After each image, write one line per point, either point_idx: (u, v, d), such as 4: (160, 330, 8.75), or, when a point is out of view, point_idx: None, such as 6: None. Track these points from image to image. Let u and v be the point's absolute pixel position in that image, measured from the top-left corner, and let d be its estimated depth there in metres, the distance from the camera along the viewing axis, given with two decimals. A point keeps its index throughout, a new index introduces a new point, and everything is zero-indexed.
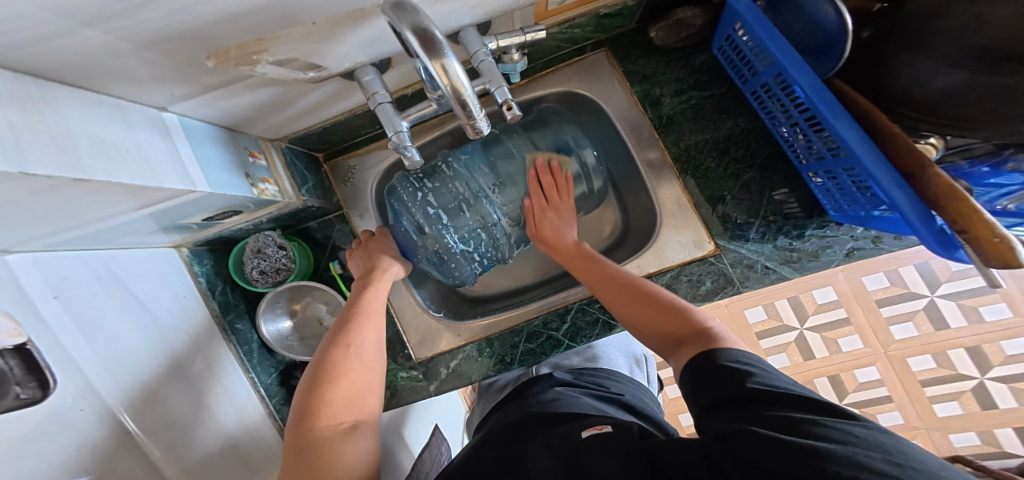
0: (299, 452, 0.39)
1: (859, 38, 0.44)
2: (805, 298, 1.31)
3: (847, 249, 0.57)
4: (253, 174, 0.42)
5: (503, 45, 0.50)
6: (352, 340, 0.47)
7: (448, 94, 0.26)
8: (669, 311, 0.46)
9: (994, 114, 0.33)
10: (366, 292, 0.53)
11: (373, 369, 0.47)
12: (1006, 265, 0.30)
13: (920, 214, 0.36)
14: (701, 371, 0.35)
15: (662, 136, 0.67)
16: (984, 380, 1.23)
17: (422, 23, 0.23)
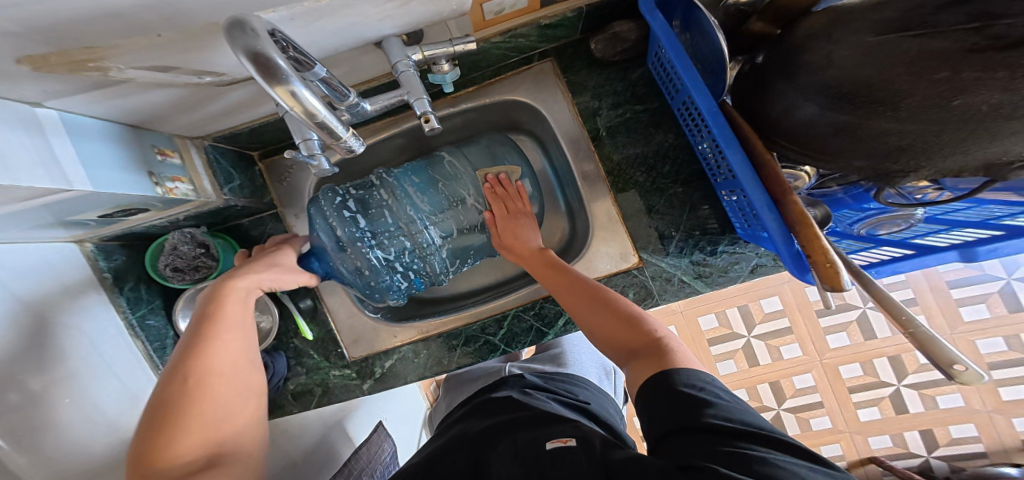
0: None
1: (753, 63, 0.47)
2: (755, 309, 1.40)
3: (751, 265, 0.68)
4: (159, 173, 0.44)
5: (429, 55, 0.51)
6: (190, 368, 0.43)
7: (299, 114, 0.29)
8: (630, 324, 0.49)
9: (860, 145, 0.37)
10: (205, 304, 0.47)
11: (212, 393, 0.43)
12: (833, 287, 0.42)
13: (785, 240, 0.47)
14: (655, 393, 0.39)
15: (598, 149, 0.71)
16: (901, 387, 1.35)
17: (259, 51, 0.24)
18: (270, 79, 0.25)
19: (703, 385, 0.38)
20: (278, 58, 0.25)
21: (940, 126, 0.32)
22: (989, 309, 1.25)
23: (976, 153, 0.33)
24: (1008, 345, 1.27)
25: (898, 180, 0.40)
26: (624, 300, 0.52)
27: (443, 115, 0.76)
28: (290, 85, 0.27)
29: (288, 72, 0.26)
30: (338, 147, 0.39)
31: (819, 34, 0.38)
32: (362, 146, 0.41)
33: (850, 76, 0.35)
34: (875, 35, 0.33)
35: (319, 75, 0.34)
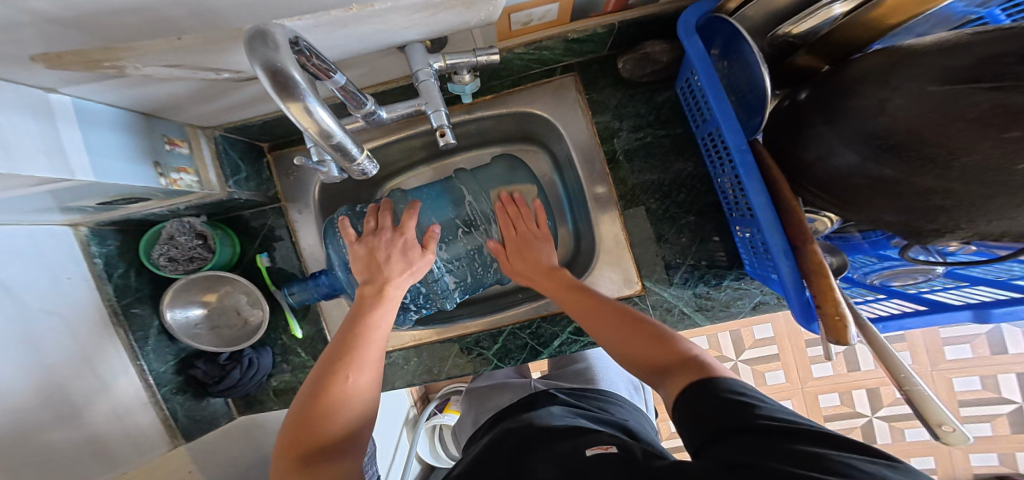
0: None
1: (794, 99, 0.45)
2: (746, 334, 1.36)
3: (754, 302, 0.68)
4: (165, 164, 0.44)
5: (451, 64, 0.50)
6: (350, 372, 0.46)
7: (312, 133, 0.28)
8: (660, 340, 0.47)
9: (891, 197, 0.36)
10: (373, 313, 0.52)
11: (369, 402, 0.46)
12: (839, 341, 0.43)
13: (796, 288, 0.46)
14: (701, 395, 0.38)
15: (612, 172, 0.70)
16: (874, 418, 1.37)
17: (277, 65, 0.23)
18: (286, 98, 0.24)
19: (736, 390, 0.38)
20: (298, 76, 0.24)
21: (991, 190, 0.31)
22: (972, 350, 1.23)
23: (1021, 219, 0.32)
24: (982, 384, 1.26)
25: (933, 239, 0.38)
26: (653, 321, 0.51)
27: (457, 121, 0.74)
28: (306, 103, 0.26)
29: (306, 90, 0.25)
30: (353, 171, 0.40)
31: (870, 78, 0.36)
32: (375, 170, 0.42)
33: (901, 129, 0.33)
34: (935, 84, 0.31)
35: (338, 83, 0.34)
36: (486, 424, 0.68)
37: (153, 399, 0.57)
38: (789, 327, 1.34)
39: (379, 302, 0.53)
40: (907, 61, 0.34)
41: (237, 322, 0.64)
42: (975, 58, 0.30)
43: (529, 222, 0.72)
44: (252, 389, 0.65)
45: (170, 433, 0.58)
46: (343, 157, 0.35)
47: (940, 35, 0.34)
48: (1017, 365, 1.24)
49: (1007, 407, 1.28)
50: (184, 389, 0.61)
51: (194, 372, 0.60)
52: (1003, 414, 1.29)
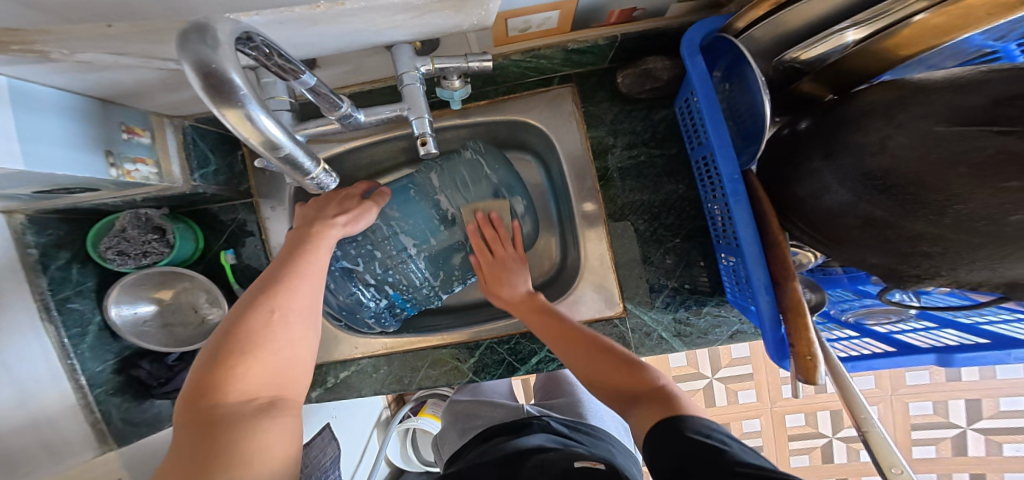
0: (186, 436, 0.33)
1: (793, 130, 0.43)
2: (723, 352, 1.35)
3: (732, 331, 0.67)
4: (118, 153, 0.42)
5: (440, 68, 0.47)
6: (273, 303, 0.41)
7: (252, 142, 0.25)
8: (626, 369, 0.49)
9: (875, 242, 0.35)
10: (305, 252, 0.48)
11: (299, 338, 0.41)
12: (806, 380, 0.41)
13: (772, 322, 0.45)
14: (660, 442, 0.38)
15: (603, 190, 0.68)
16: (834, 439, 1.36)
17: (211, 65, 0.20)
18: (222, 104, 0.22)
19: (711, 432, 0.37)
20: (239, 80, 0.22)
21: (979, 240, 0.29)
22: (929, 376, 1.24)
23: (1004, 271, 0.31)
24: (935, 409, 1.25)
25: (914, 285, 0.37)
26: (608, 341, 0.54)
27: (448, 124, 0.72)
28: (247, 111, 0.23)
29: (246, 96, 0.22)
30: (310, 186, 0.39)
31: (871, 116, 0.34)
32: (334, 183, 0.41)
33: (897, 170, 0.31)
34: (945, 125, 0.29)
35: (307, 84, 0.32)
36: (479, 437, 0.70)
37: (83, 401, 0.56)
38: (764, 347, 1.33)
39: (314, 242, 0.50)
40: (914, 97, 0.32)
41: (193, 320, 0.63)
42: (989, 98, 0.29)
43: (504, 252, 0.70)
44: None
45: (99, 438, 0.57)
46: (294, 170, 0.33)
47: (954, 71, 0.32)
48: (968, 391, 1.24)
49: (954, 431, 1.26)
50: (122, 391, 0.59)
51: (137, 373, 0.60)
52: (948, 438, 1.27)
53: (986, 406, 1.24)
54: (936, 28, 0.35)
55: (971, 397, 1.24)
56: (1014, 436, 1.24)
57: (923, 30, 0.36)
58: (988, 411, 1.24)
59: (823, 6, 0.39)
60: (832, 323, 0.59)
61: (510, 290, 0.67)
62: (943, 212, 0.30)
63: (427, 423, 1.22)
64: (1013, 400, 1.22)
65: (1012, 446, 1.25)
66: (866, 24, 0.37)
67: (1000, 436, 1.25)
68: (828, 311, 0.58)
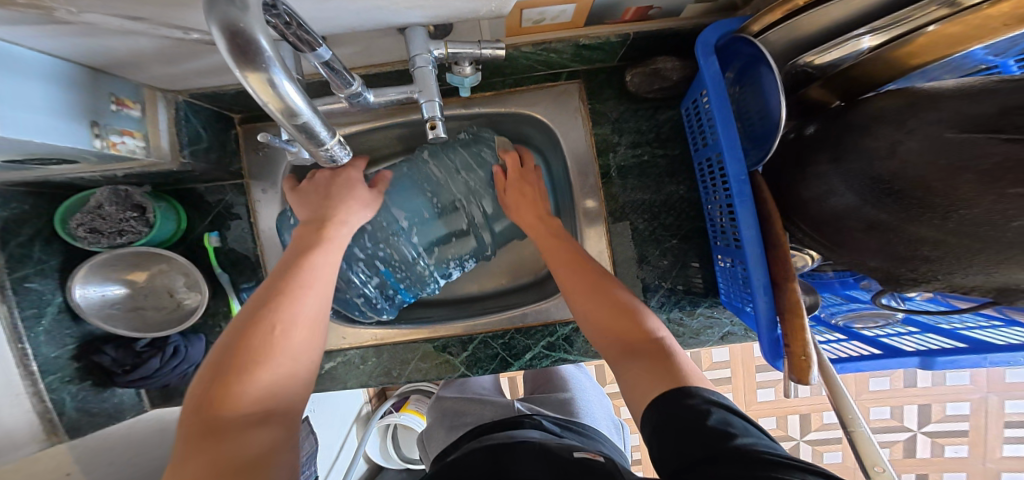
0: (181, 454, 0.31)
1: (800, 134, 0.44)
2: (704, 355, 1.37)
3: (722, 332, 0.69)
4: (104, 125, 0.40)
5: (453, 53, 0.46)
6: (277, 319, 0.41)
7: (271, 107, 0.24)
8: (625, 314, 0.48)
9: (866, 246, 0.37)
10: (307, 259, 0.48)
11: (302, 355, 0.41)
12: (799, 380, 0.42)
13: (768, 323, 0.46)
14: (676, 414, 0.35)
15: (604, 187, 0.69)
16: (801, 442, 1.42)
17: (235, 24, 0.19)
18: (246, 67, 0.21)
19: (713, 407, 0.35)
20: (264, 42, 0.21)
21: (978, 244, 0.31)
22: (890, 382, 1.29)
23: (995, 277, 0.33)
24: (891, 414, 1.32)
25: (907, 289, 0.38)
26: (629, 294, 0.51)
27: (451, 114, 0.71)
28: (271, 76, 0.22)
29: (272, 60, 0.21)
30: (325, 158, 0.38)
31: (882, 121, 0.35)
32: (348, 157, 0.41)
33: (904, 174, 0.32)
34: (954, 131, 0.31)
35: (321, 58, 0.31)
36: (470, 431, 0.70)
37: (32, 389, 0.52)
38: (743, 351, 1.37)
39: (317, 249, 0.49)
40: (925, 105, 0.33)
41: (167, 304, 0.62)
42: (998, 108, 0.30)
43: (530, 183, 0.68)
44: (171, 379, 0.62)
45: (48, 429, 0.53)
46: (309, 140, 0.32)
47: (963, 81, 0.34)
48: (920, 396, 1.29)
49: (904, 435, 1.33)
50: (82, 378, 0.57)
51: (100, 359, 0.56)
52: (900, 441, 1.34)
53: (934, 411, 1.29)
54: (952, 37, 0.37)
55: (922, 402, 1.29)
56: (956, 439, 1.31)
57: (936, 38, 0.37)
58: (935, 415, 1.29)
59: (840, 12, 0.40)
60: (822, 327, 0.59)
61: (528, 213, 0.65)
62: (947, 219, 0.31)
63: (409, 419, 1.20)
64: (958, 405, 1.28)
65: (953, 448, 1.32)
66: (881, 31, 0.38)
67: (944, 439, 1.32)
68: (819, 315, 0.59)
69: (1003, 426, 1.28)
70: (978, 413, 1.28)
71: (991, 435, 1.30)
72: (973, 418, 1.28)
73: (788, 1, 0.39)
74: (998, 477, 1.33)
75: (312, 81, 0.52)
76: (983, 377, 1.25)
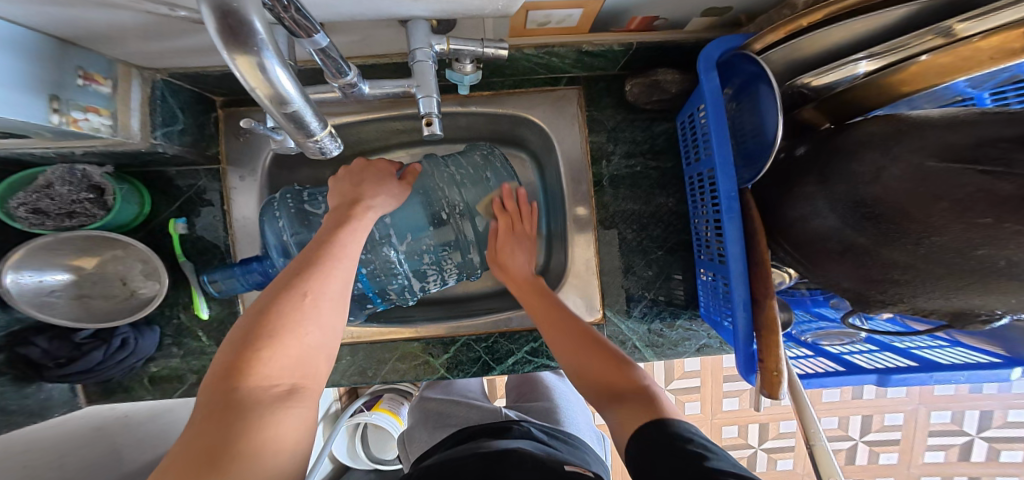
0: (199, 420, 0.30)
1: (790, 154, 0.46)
2: (677, 364, 1.41)
3: (699, 344, 0.70)
4: (65, 99, 0.36)
5: (454, 50, 0.45)
6: (308, 287, 0.37)
7: (260, 92, 0.22)
8: (618, 366, 0.50)
9: (839, 266, 0.39)
10: (342, 232, 0.43)
11: (330, 326, 0.37)
12: (770, 394, 0.44)
13: (745, 338, 0.48)
14: (654, 439, 0.39)
15: (596, 196, 0.69)
16: (759, 449, 1.48)
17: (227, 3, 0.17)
18: (235, 49, 0.19)
19: (692, 437, 0.38)
20: (257, 23, 0.19)
21: (944, 271, 0.33)
22: (840, 394, 1.36)
23: (954, 302, 0.35)
24: (838, 423, 1.39)
25: (875, 309, 0.40)
26: (614, 349, 0.53)
27: (446, 111, 0.70)
28: (261, 59, 0.20)
29: (265, 43, 0.20)
30: (313, 150, 0.37)
31: (870, 146, 0.37)
32: (337, 149, 0.39)
33: (885, 200, 0.34)
34: (935, 160, 0.32)
35: (318, 45, 0.30)
36: (450, 436, 0.70)
37: None
38: (713, 361, 1.41)
39: (351, 225, 0.45)
40: (909, 134, 0.35)
41: (118, 294, 0.58)
42: (974, 139, 0.31)
43: (524, 229, 0.69)
44: (113, 373, 0.59)
45: None
46: (299, 130, 0.30)
47: (945, 112, 0.36)
48: (863, 408, 1.36)
49: (846, 443, 1.41)
50: (1, 372, 0.52)
51: (30, 351, 0.51)
52: (843, 449, 1.42)
53: (876, 421, 1.37)
54: (941, 67, 0.38)
55: (866, 413, 1.36)
56: (890, 447, 1.39)
57: (923, 70, 0.39)
58: (876, 425, 1.37)
59: (837, 37, 0.41)
60: (792, 342, 0.63)
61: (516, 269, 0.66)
62: (921, 248, 0.33)
63: (381, 418, 1.17)
64: (895, 416, 1.36)
65: (886, 455, 1.41)
66: (878, 57, 0.40)
67: (880, 447, 1.39)
68: (789, 331, 0.62)
69: (929, 435, 1.37)
70: (909, 423, 1.37)
71: (920, 445, 1.38)
72: (905, 428, 1.37)
73: (792, 21, 0.41)
74: None
75: (306, 68, 0.50)
76: (918, 390, 1.34)
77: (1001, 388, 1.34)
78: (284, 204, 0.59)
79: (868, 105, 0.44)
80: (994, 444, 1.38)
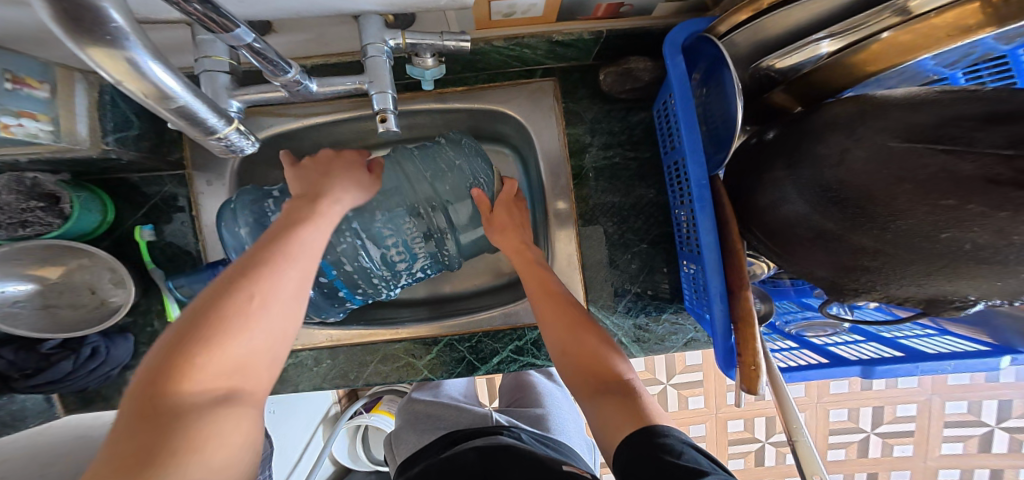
0: (125, 426, 0.27)
1: (761, 139, 0.44)
2: (679, 359, 1.39)
3: (687, 338, 0.69)
4: None
5: (412, 44, 0.44)
6: (256, 286, 0.35)
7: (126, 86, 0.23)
8: (602, 353, 0.49)
9: (808, 253, 0.37)
10: (296, 229, 0.41)
11: (281, 327, 0.36)
12: (749, 389, 0.42)
13: (723, 331, 0.46)
14: (642, 449, 0.37)
15: (576, 189, 0.68)
16: (766, 443, 1.46)
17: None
18: (85, 41, 0.18)
19: (684, 448, 0.37)
20: (110, 11, 0.18)
21: (914, 256, 0.31)
22: (848, 385, 1.34)
23: (928, 288, 0.33)
24: (848, 416, 1.36)
25: (850, 298, 0.38)
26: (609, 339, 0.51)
27: (422, 107, 0.68)
28: (125, 53, 0.20)
29: (122, 34, 0.19)
30: (223, 145, 0.40)
31: (837, 127, 0.35)
32: (250, 146, 0.44)
33: (851, 183, 0.32)
34: (897, 140, 0.30)
35: (241, 40, 0.28)
36: (440, 438, 0.69)
37: None
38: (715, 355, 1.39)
39: (307, 219, 0.43)
40: (874, 113, 0.33)
41: (86, 302, 0.57)
42: (937, 117, 0.30)
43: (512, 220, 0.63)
44: (87, 383, 0.58)
45: None
46: (191, 124, 0.33)
47: (911, 90, 0.34)
48: (874, 399, 1.34)
49: (858, 435, 1.38)
50: None
51: None
52: (854, 442, 1.39)
53: (887, 412, 1.35)
54: (902, 44, 0.37)
55: (876, 404, 1.34)
56: (903, 439, 1.37)
57: (889, 46, 0.38)
58: (887, 416, 1.36)
59: (800, 16, 0.40)
60: (777, 334, 0.61)
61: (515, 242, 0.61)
62: (888, 233, 0.31)
63: (382, 419, 1.16)
64: (906, 407, 1.35)
65: (900, 447, 1.38)
66: (840, 36, 0.38)
67: (893, 439, 1.37)
68: (774, 323, 0.61)
69: (946, 426, 1.35)
70: (923, 414, 1.34)
71: (934, 435, 1.36)
72: (919, 420, 1.35)
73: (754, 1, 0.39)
74: (934, 474, 1.41)
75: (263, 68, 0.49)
76: (930, 380, 1.32)
77: (1017, 377, 1.31)
78: (245, 204, 0.58)
79: (839, 86, 0.42)
80: (1014, 435, 1.36)
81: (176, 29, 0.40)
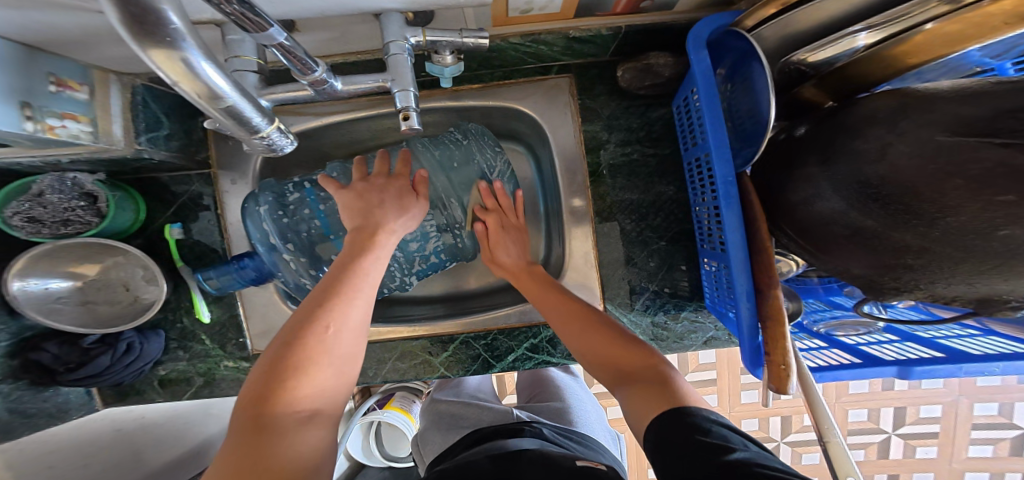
0: (235, 438, 0.31)
1: (791, 135, 0.43)
2: (692, 357, 1.37)
3: (706, 337, 0.68)
4: (38, 107, 0.36)
5: (432, 41, 0.43)
6: (328, 320, 0.38)
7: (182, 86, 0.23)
8: (622, 346, 0.49)
9: (844, 250, 0.36)
10: (361, 261, 0.43)
11: (353, 354, 0.39)
12: (776, 388, 0.41)
13: (750, 330, 0.45)
14: (673, 431, 0.37)
15: (593, 186, 0.67)
16: (782, 443, 1.43)
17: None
18: (146, 41, 0.19)
19: (713, 426, 0.36)
20: (168, 13, 0.18)
21: (963, 254, 0.30)
22: (868, 385, 1.30)
23: (978, 287, 0.32)
24: (868, 416, 1.33)
25: (888, 297, 0.37)
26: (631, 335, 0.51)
27: (438, 105, 0.68)
28: (182, 53, 0.21)
29: (179, 35, 0.20)
30: (264, 144, 0.40)
31: (877, 121, 0.34)
32: (288, 144, 0.44)
33: (894, 179, 0.31)
34: (945, 135, 0.29)
35: (273, 39, 0.28)
36: (464, 436, 0.69)
37: None
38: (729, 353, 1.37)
39: (368, 247, 0.45)
40: (918, 106, 0.32)
41: (121, 299, 0.59)
42: (989, 110, 0.28)
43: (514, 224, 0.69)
44: (122, 378, 0.60)
45: None
46: (240, 125, 0.33)
47: (957, 82, 0.32)
48: (897, 399, 1.31)
49: (878, 436, 1.35)
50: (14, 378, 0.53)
51: (38, 356, 0.52)
52: (874, 443, 1.36)
53: (909, 413, 1.31)
54: (946, 35, 0.36)
55: (899, 405, 1.31)
56: (927, 440, 1.33)
57: (932, 38, 0.36)
58: (909, 417, 1.32)
59: (835, 7, 0.38)
60: (804, 333, 0.60)
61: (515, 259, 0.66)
62: (934, 230, 0.30)
63: (393, 416, 1.17)
64: (931, 408, 1.30)
65: (923, 449, 1.35)
66: (879, 28, 0.37)
67: (916, 440, 1.34)
68: (802, 322, 0.60)
69: (972, 428, 1.31)
70: (948, 415, 1.30)
71: (959, 437, 1.32)
72: (944, 421, 1.31)
73: None
74: (960, 476, 1.37)
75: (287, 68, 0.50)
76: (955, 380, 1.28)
77: None
78: (267, 202, 0.59)
79: (876, 78, 0.40)
80: None
81: (204, 32, 0.41)
